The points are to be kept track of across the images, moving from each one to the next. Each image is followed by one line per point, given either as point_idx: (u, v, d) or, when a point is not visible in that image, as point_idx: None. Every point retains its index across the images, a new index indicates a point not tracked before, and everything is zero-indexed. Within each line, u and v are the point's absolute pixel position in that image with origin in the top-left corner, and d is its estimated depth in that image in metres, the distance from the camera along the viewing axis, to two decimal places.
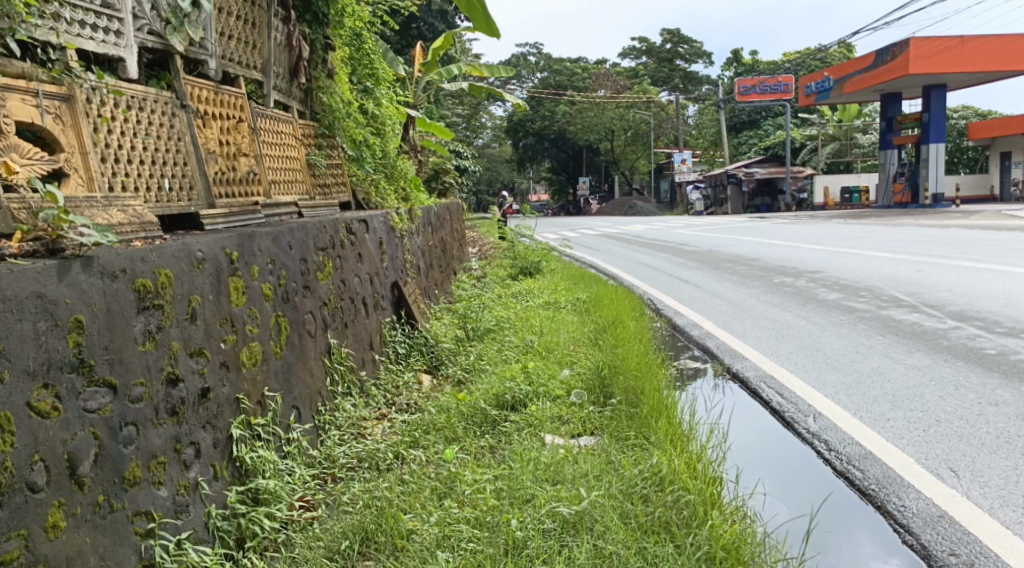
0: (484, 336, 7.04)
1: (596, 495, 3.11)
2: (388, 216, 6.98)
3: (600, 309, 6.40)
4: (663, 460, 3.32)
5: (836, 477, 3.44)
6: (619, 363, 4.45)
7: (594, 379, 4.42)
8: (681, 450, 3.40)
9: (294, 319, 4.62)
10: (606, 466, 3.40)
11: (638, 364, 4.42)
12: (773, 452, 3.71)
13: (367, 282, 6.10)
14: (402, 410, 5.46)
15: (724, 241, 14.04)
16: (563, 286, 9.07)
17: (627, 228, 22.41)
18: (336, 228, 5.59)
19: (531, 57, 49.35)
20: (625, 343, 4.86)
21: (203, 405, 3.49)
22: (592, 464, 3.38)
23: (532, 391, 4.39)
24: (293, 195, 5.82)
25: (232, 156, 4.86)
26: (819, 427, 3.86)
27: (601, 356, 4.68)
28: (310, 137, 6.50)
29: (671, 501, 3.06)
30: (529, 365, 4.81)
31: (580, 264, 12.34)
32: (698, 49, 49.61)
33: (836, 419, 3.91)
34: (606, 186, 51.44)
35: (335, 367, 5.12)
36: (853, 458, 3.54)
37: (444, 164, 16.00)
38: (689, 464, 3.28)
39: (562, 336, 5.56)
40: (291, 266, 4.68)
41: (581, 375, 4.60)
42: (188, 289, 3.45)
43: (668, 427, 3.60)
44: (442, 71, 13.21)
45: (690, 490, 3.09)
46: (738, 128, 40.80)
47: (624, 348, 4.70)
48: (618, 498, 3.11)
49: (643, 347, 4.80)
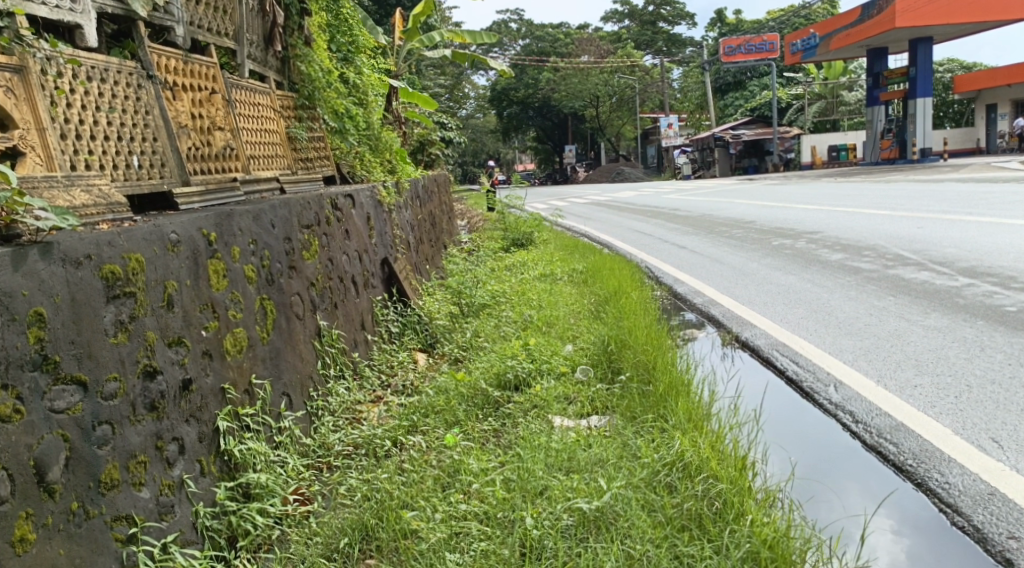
0: (479, 311, 6.83)
1: (617, 488, 2.90)
2: (375, 190, 6.72)
3: (598, 279, 6.19)
4: (686, 446, 3.10)
5: (868, 453, 3.26)
6: (625, 336, 4.24)
7: (598, 354, 4.21)
8: (703, 432, 3.19)
9: (281, 302, 4.39)
10: (623, 453, 3.18)
11: (645, 337, 4.21)
12: (795, 427, 3.51)
13: (356, 260, 5.88)
14: (398, 392, 5.25)
15: (717, 205, 13.81)
16: (557, 256, 8.85)
17: (617, 195, 22.15)
18: (321, 204, 5.34)
19: (513, 24, 48.69)
20: (630, 314, 4.64)
21: (186, 398, 3.25)
22: (608, 450, 3.18)
23: (534, 370, 4.18)
24: (274, 170, 5.57)
25: (206, 131, 4.63)
26: (842, 398, 3.68)
27: (605, 329, 4.47)
28: (289, 109, 6.23)
29: (701, 492, 2.87)
30: (531, 341, 4.59)
31: (572, 233, 12.12)
32: (681, 10, 49.03)
33: (859, 388, 3.72)
34: (593, 153, 51.04)
35: (326, 350, 4.90)
36: (885, 431, 3.35)
37: (429, 136, 15.69)
38: (715, 447, 3.08)
39: (561, 310, 5.34)
40: (275, 246, 4.43)
41: (585, 350, 4.40)
42: (163, 275, 3.21)
43: (687, 406, 3.39)
44: (424, 39, 12.87)
45: (721, 479, 2.89)
46: (724, 90, 40.43)
47: (628, 320, 4.49)
48: (641, 489, 2.91)
49: (649, 318, 4.60)
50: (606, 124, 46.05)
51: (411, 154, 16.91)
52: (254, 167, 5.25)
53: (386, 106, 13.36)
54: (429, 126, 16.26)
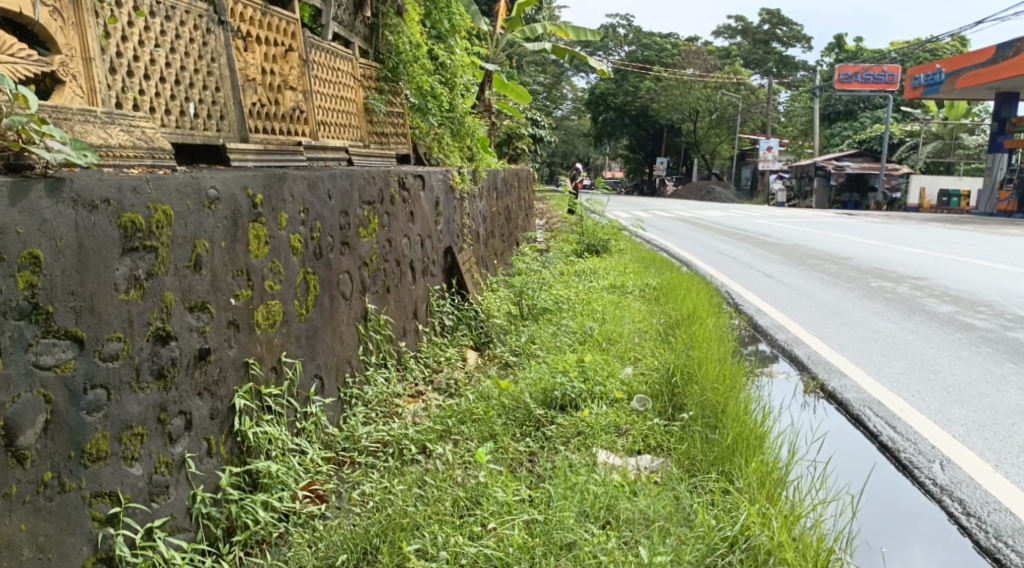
0: (543, 315, 6.45)
1: (658, 565, 2.47)
2: (448, 175, 6.47)
3: (671, 299, 5.76)
4: (754, 521, 2.66)
5: (982, 558, 2.75)
6: (692, 366, 3.81)
7: (659, 382, 3.80)
8: (777, 505, 2.75)
9: (327, 279, 4.13)
10: (676, 510, 2.78)
11: (714, 370, 3.78)
12: (885, 506, 3.03)
13: (417, 244, 5.64)
14: (442, 390, 4.94)
15: (810, 236, 13.12)
16: (632, 268, 8.42)
17: (705, 213, 21.49)
18: (387, 181, 5.10)
19: (621, 30, 48.09)
20: (701, 343, 4.21)
21: (201, 369, 2.97)
22: (660, 506, 2.77)
23: (586, 391, 3.78)
24: (344, 140, 5.32)
25: (274, 89, 4.38)
26: (949, 480, 3.17)
27: (672, 355, 4.05)
28: (370, 79, 6.00)
29: None
30: (588, 357, 4.23)
31: (651, 246, 11.66)
32: (797, 33, 47.66)
33: (971, 471, 3.21)
34: (684, 169, 50.07)
35: (370, 335, 4.66)
36: (1004, 534, 2.84)
37: (520, 129, 15.38)
38: (789, 529, 2.63)
39: (625, 326, 4.96)
40: (328, 218, 4.19)
41: (645, 375, 3.99)
42: (193, 232, 2.93)
43: (760, 467, 2.94)
44: (526, 30, 12.56)
45: None
46: (831, 119, 39.06)
47: (699, 349, 4.06)
48: None
49: (720, 349, 4.17)
50: (702, 141, 45.08)
51: (499, 145, 16.64)
52: (322, 134, 5.01)
53: (478, 94, 13.12)
54: (520, 120, 15.96)
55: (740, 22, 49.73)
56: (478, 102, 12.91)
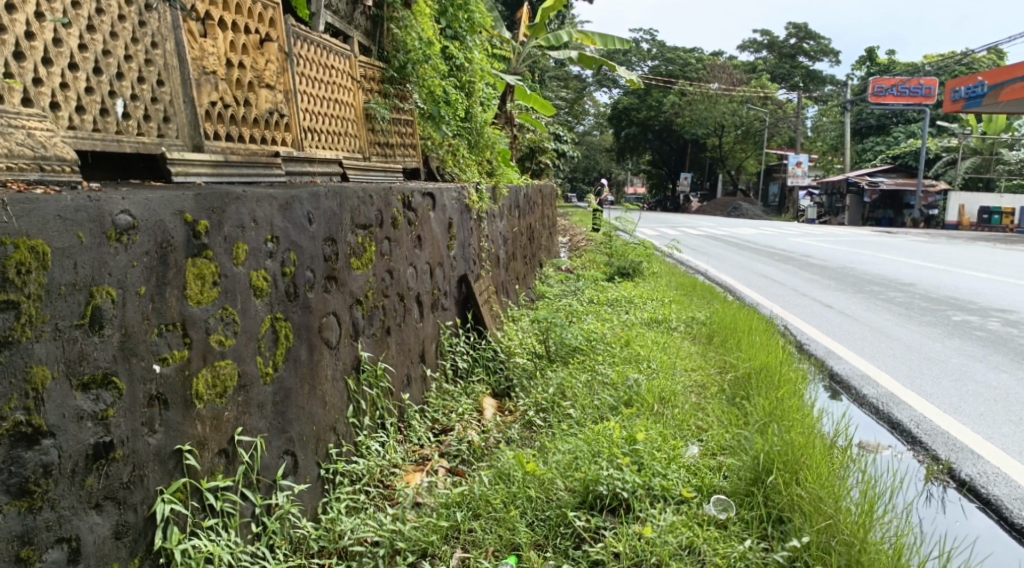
0: (573, 354, 5.58)
1: None
2: (464, 192, 5.70)
3: (726, 343, 4.90)
4: None
5: None
6: (789, 456, 2.96)
7: (744, 477, 2.97)
8: None
9: (305, 326, 3.27)
10: None
11: (818, 462, 2.94)
12: None
13: (425, 275, 4.85)
14: (451, 456, 4.07)
15: (857, 257, 12.16)
16: (671, 297, 7.53)
17: (737, 231, 20.58)
18: (387, 200, 4.27)
19: (645, 43, 47.30)
20: (789, 419, 3.33)
21: (102, 469, 2.10)
22: None
23: (641, 488, 2.94)
24: (338, 150, 4.48)
25: (242, 85, 3.51)
26: None
27: (754, 437, 3.18)
28: (373, 80, 5.16)
29: None
30: (636, 427, 3.37)
31: (685, 269, 10.79)
32: (827, 45, 46.69)
33: None
34: (709, 184, 49.13)
35: (362, 391, 3.80)
36: None
37: (543, 143, 14.55)
38: None
39: (675, 378, 4.11)
40: (308, 248, 3.33)
41: (720, 463, 3.15)
42: (90, 277, 2.07)
43: None
44: (551, 37, 11.73)
45: None
46: (864, 133, 37.96)
47: (791, 430, 3.19)
48: None
49: (809, 423, 3.30)
50: (729, 156, 44.07)
51: (520, 159, 15.83)
52: (309, 143, 4.14)
53: (499, 105, 12.30)
54: (543, 133, 15.13)
55: (769, 35, 48.76)
56: (500, 113, 12.09)
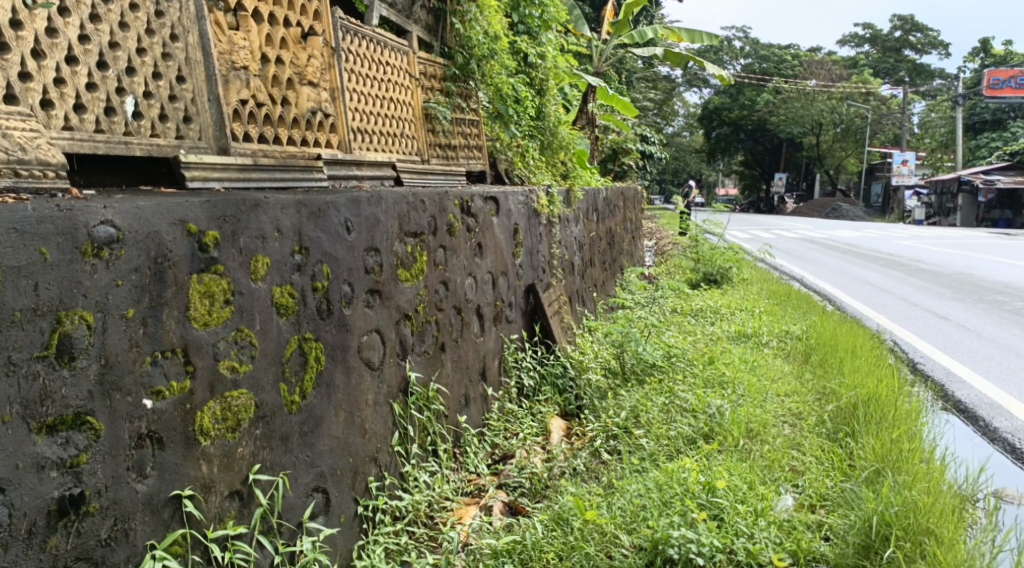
0: (649, 371, 5.13)
1: None
2: (531, 195, 5.37)
3: (820, 366, 4.44)
4: None
5: None
6: (909, 519, 2.58)
7: (851, 542, 2.58)
8: None
9: (342, 345, 2.96)
10: None
11: (939, 520, 2.57)
12: None
13: (486, 286, 4.54)
14: (510, 489, 3.71)
15: (968, 262, 11.34)
16: (760, 306, 7.01)
17: (833, 234, 19.60)
18: (442, 206, 3.95)
19: (736, 41, 46.04)
20: (901, 466, 2.96)
21: (69, 524, 1.83)
22: None
23: (723, 552, 2.54)
24: (392, 152, 4.16)
25: (279, 83, 3.19)
26: None
27: (866, 490, 2.83)
28: (433, 78, 4.84)
29: None
30: (716, 473, 2.95)
31: (776, 275, 10.18)
32: (934, 38, 44.49)
33: None
34: (805, 185, 47.49)
35: (410, 415, 3.50)
36: None
37: (627, 144, 14.06)
38: None
39: (766, 406, 3.75)
40: (345, 259, 3.01)
41: (822, 522, 2.78)
42: (56, 300, 1.81)
43: None
44: (635, 33, 11.23)
45: None
46: (975, 129, 35.93)
47: (902, 480, 2.82)
48: None
49: (921, 471, 2.89)
50: (827, 156, 42.43)
51: (603, 160, 15.39)
52: (357, 145, 3.83)
53: (581, 104, 11.87)
54: (628, 134, 14.61)
55: (868, 30, 46.77)
56: (581, 113, 11.67)
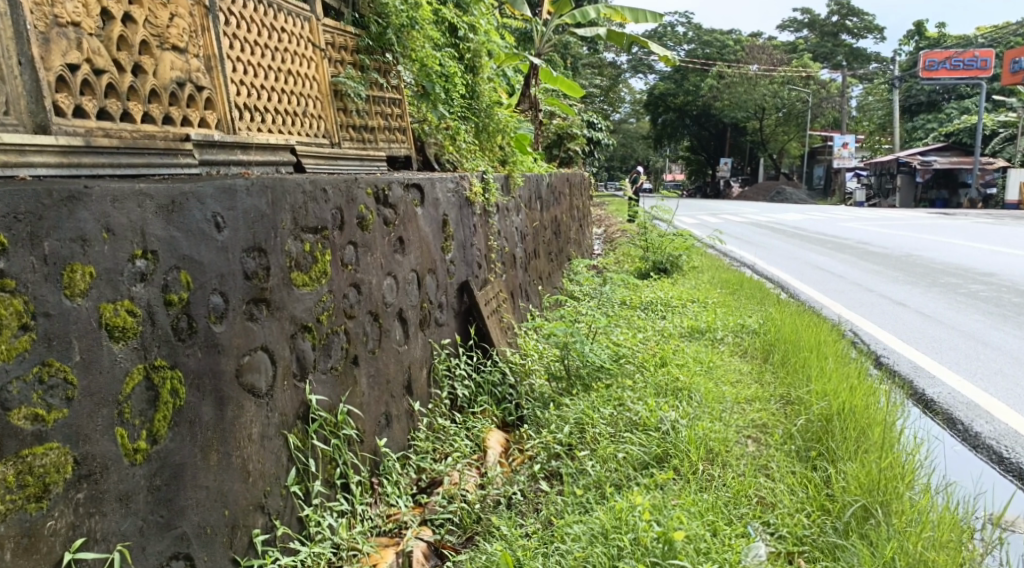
0: (597, 375, 4.60)
1: None
2: (462, 181, 4.80)
3: (784, 367, 3.98)
4: None
5: None
6: None
7: None
8: None
9: (213, 370, 2.37)
10: None
11: None
12: None
13: (410, 286, 3.98)
14: (435, 525, 3.17)
15: (922, 242, 11.07)
16: (714, 296, 6.56)
17: (783, 216, 19.40)
18: (350, 195, 3.37)
19: (681, 26, 45.85)
20: (893, 500, 2.51)
21: None
22: None
23: None
24: (291, 134, 3.57)
25: (130, 46, 2.59)
26: None
27: (856, 541, 2.39)
28: (344, 50, 4.25)
29: None
30: (679, 522, 2.43)
31: (729, 261, 9.79)
32: (873, 22, 44.87)
33: None
34: (752, 169, 47.68)
35: (312, 446, 2.93)
36: None
37: (572, 129, 13.53)
38: None
39: (726, 419, 3.25)
40: (215, 264, 2.42)
41: None
42: None
43: None
44: (576, 12, 10.68)
45: None
46: (916, 110, 36.27)
47: (901, 530, 2.38)
48: None
49: (920, 513, 2.45)
50: (772, 139, 42.56)
51: (548, 146, 14.86)
52: (244, 125, 3.24)
53: (522, 88, 11.30)
54: (573, 118, 14.08)
55: (810, 13, 46.99)
56: (522, 97, 11.11)
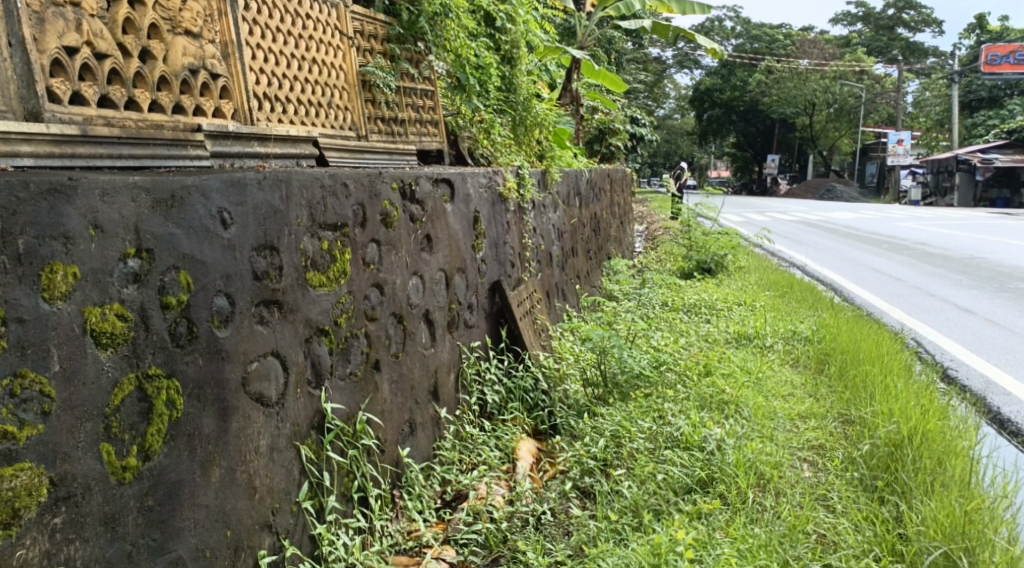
0: (635, 383, 4.37)
1: None
2: (495, 177, 4.60)
3: (841, 385, 3.79)
4: None
5: None
6: None
7: None
8: None
9: (216, 378, 2.19)
10: None
11: None
12: None
13: (438, 287, 3.79)
14: (458, 544, 2.97)
15: (981, 245, 10.62)
16: (760, 300, 6.28)
17: (833, 215, 18.91)
18: (373, 190, 3.18)
19: (728, 21, 45.08)
20: (977, 549, 2.27)
21: None
22: None
23: None
24: (314, 125, 3.39)
25: (137, 29, 2.40)
26: None
27: None
28: (374, 39, 4.06)
29: None
30: (719, 566, 2.26)
31: (776, 262, 9.47)
32: (926, 17, 43.78)
33: None
34: (798, 166, 46.80)
35: (327, 458, 2.75)
36: None
37: (614, 124, 13.23)
38: None
39: (778, 438, 3.10)
40: (221, 263, 2.24)
41: None
42: None
43: None
44: (620, 5, 10.39)
45: None
46: (972, 107, 35.23)
47: None
48: None
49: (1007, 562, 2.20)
50: (820, 136, 41.70)
51: (589, 142, 14.57)
52: (263, 115, 3.05)
53: (564, 82, 11.05)
54: (616, 114, 13.78)
55: (860, 8, 45.97)
56: (564, 91, 10.85)
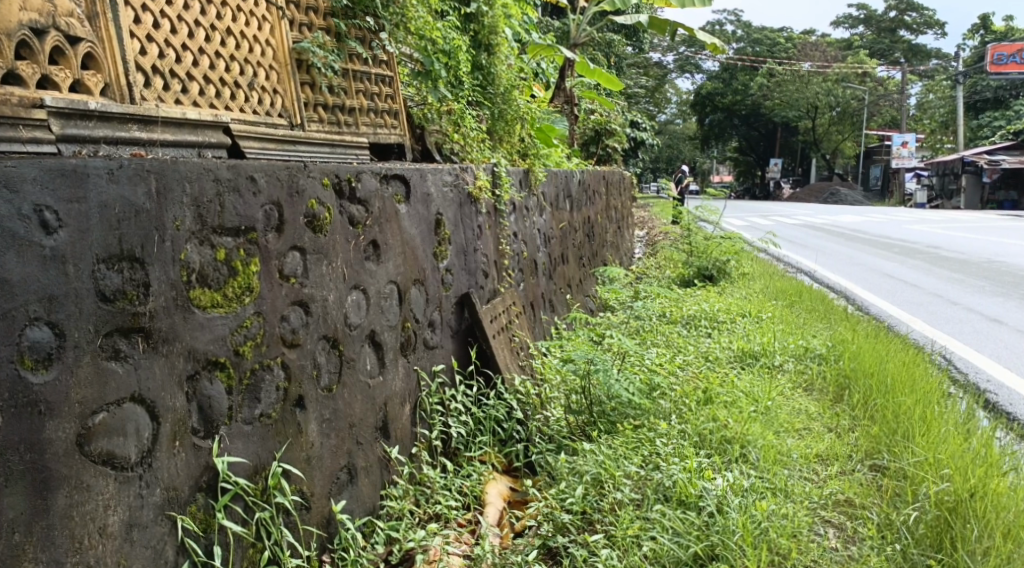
0: (625, 412, 3.75)
1: None
2: (463, 174, 3.99)
3: (869, 418, 3.32)
4: None
5: None
6: None
7: None
8: None
9: (27, 440, 1.67)
10: None
11: None
12: None
13: (389, 303, 3.19)
14: None
15: (1000, 248, 10.01)
16: (766, 310, 5.68)
17: (838, 219, 18.28)
18: (295, 188, 2.58)
19: (729, 25, 44.56)
20: None
21: None
22: None
23: None
24: (227, 109, 2.79)
25: None
26: None
27: None
28: (312, 13, 3.46)
29: None
30: None
31: (784, 268, 8.88)
32: (929, 18, 43.20)
33: None
34: (802, 170, 46.17)
35: (221, 529, 2.15)
36: None
37: (612, 125, 12.61)
38: None
39: (795, 490, 2.68)
40: (39, 281, 1.71)
41: None
42: None
43: None
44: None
45: None
46: (978, 108, 34.56)
47: None
48: None
49: None
50: (824, 139, 41.09)
51: (586, 144, 13.94)
52: (154, 95, 2.45)
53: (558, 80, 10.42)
54: (614, 114, 13.17)
55: (864, 8, 45.24)
56: (557, 91, 10.22)
